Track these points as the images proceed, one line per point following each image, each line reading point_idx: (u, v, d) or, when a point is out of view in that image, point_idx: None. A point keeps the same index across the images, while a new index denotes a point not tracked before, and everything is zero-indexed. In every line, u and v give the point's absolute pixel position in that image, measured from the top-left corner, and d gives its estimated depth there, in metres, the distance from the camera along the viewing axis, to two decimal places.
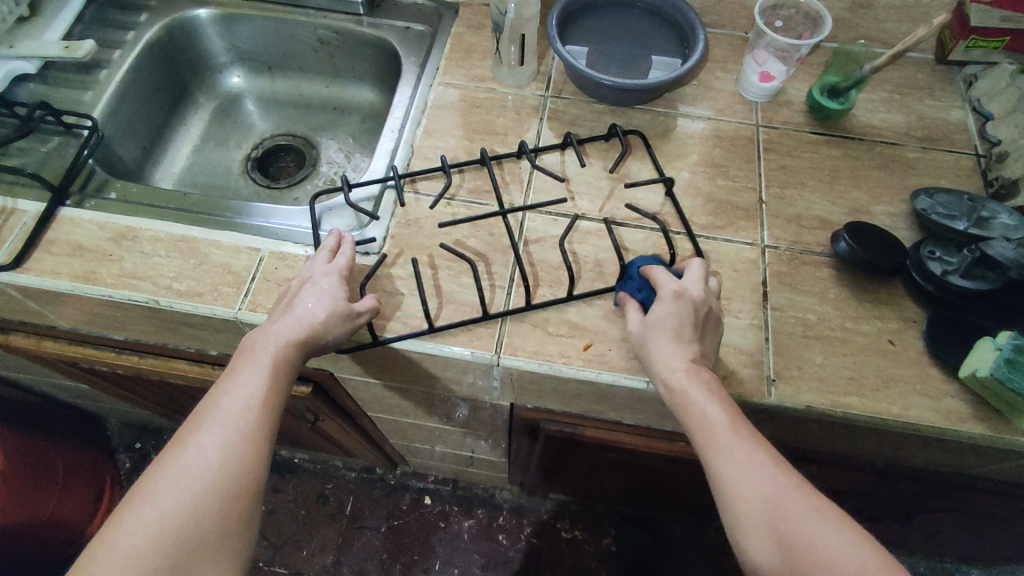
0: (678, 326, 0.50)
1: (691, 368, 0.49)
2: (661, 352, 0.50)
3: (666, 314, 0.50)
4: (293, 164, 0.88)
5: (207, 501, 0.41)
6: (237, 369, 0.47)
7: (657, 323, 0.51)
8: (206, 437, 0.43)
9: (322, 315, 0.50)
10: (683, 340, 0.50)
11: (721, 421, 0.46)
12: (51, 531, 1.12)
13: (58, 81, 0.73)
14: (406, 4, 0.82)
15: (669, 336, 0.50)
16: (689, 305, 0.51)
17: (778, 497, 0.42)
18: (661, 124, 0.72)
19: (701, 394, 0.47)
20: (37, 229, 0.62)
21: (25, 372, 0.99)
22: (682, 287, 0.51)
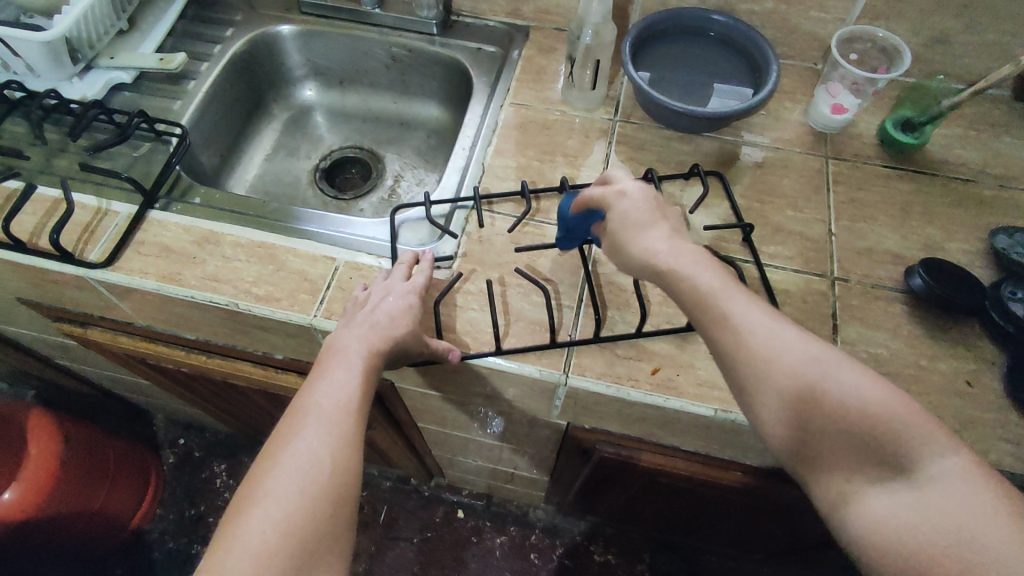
0: (638, 215, 0.49)
1: (678, 243, 0.47)
2: (638, 247, 0.47)
3: (626, 209, 0.49)
4: (359, 176, 0.90)
5: (322, 495, 0.42)
6: (329, 374, 0.49)
7: (626, 227, 0.49)
8: (310, 433, 0.45)
9: (405, 320, 0.53)
10: (654, 223, 0.48)
11: (715, 289, 0.44)
12: (99, 521, 1.16)
13: (150, 90, 0.77)
14: (478, 26, 0.85)
15: (641, 225, 0.48)
16: (643, 196, 0.50)
17: (820, 373, 0.40)
18: (728, 152, 0.72)
19: (706, 273, 0.44)
20: (128, 230, 0.65)
21: (89, 364, 1.02)
22: (624, 186, 0.51)
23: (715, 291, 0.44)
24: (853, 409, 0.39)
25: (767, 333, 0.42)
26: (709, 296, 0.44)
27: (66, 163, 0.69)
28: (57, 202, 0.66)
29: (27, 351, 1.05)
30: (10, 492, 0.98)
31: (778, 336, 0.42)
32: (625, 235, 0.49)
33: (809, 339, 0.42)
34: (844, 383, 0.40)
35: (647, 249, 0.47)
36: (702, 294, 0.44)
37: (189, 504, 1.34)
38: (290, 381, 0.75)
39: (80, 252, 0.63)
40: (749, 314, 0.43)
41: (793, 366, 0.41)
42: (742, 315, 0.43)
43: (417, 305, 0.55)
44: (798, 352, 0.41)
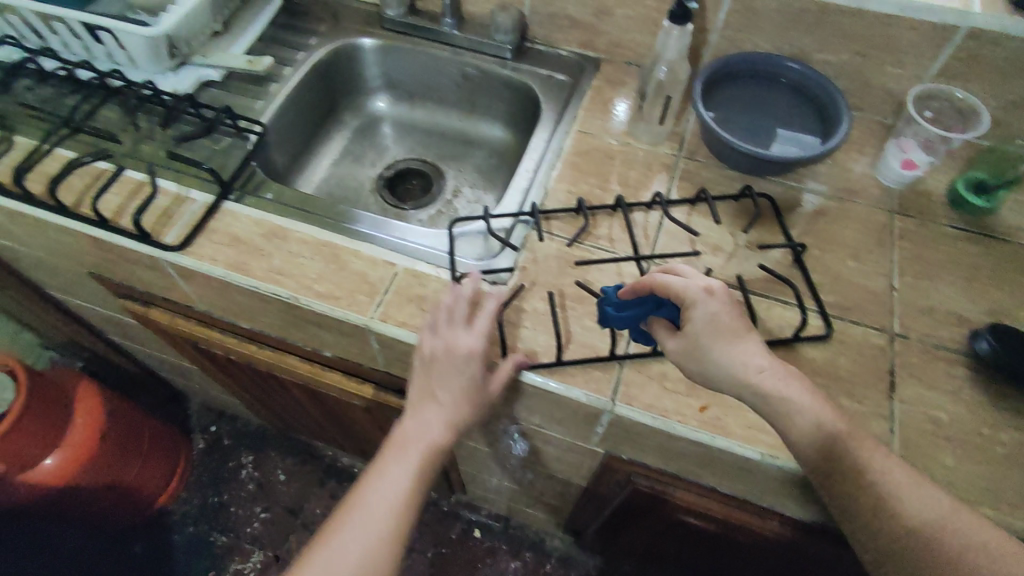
0: (728, 322, 0.50)
1: (769, 359, 0.50)
2: (729, 355, 0.50)
3: (714, 313, 0.50)
4: (419, 188, 0.93)
5: (374, 553, 0.55)
6: (396, 450, 0.59)
7: (705, 348, 0.50)
8: (380, 493, 0.58)
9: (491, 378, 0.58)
10: (737, 337, 0.50)
11: (806, 402, 0.50)
12: (128, 495, 1.19)
13: (235, 89, 0.81)
14: (550, 54, 0.87)
15: (728, 337, 0.50)
16: (727, 298, 0.51)
17: (884, 478, 0.48)
18: (791, 197, 0.72)
19: (792, 379, 0.50)
20: (204, 217, 0.68)
21: (140, 342, 1.06)
22: (709, 284, 0.51)
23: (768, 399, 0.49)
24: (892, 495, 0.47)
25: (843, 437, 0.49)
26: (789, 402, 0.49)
27: (153, 150, 0.73)
28: (141, 185, 0.70)
29: (83, 323, 1.10)
30: (51, 458, 1.01)
31: (852, 442, 0.49)
32: (711, 341, 0.50)
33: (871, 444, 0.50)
34: (896, 477, 0.48)
35: (734, 367, 0.49)
36: (795, 413, 0.49)
37: (213, 491, 1.36)
38: (334, 379, 0.77)
39: (157, 234, 0.67)
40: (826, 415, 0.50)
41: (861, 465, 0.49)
42: (826, 418, 0.50)
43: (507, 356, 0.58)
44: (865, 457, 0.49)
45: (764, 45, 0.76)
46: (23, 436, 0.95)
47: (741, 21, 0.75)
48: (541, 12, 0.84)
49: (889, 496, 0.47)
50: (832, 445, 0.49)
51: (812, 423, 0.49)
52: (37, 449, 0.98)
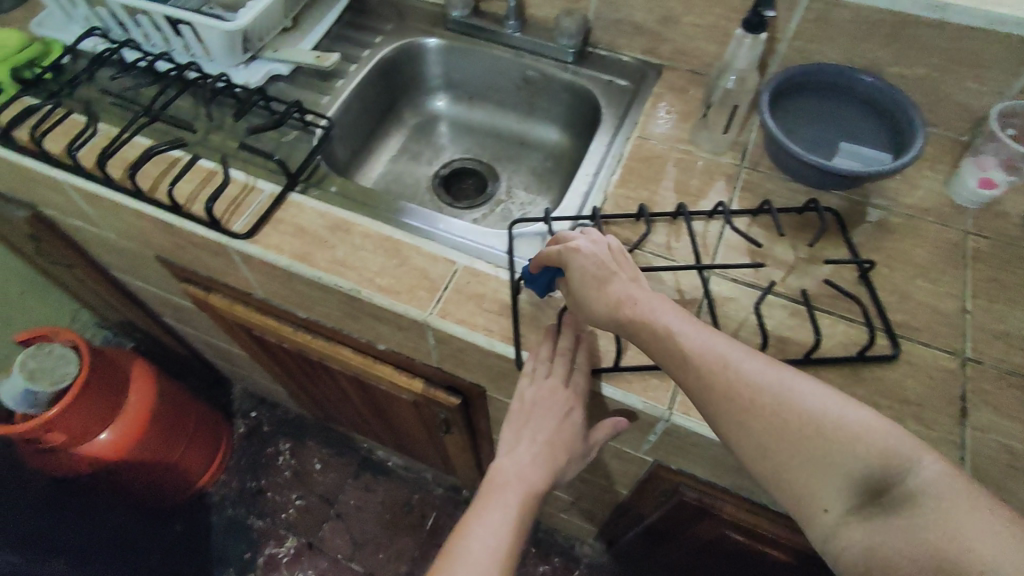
0: (597, 269, 0.53)
1: (646, 295, 0.52)
2: (600, 302, 0.52)
3: (581, 268, 0.53)
4: (473, 188, 0.94)
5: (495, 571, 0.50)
6: (502, 477, 0.58)
7: (581, 293, 0.53)
8: (492, 514, 0.55)
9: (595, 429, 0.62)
10: (605, 282, 0.53)
11: (704, 340, 0.48)
12: (173, 474, 1.23)
13: (303, 84, 0.83)
14: (612, 59, 0.87)
15: (598, 286, 0.53)
16: (593, 249, 0.54)
17: (797, 404, 0.44)
18: (858, 213, 0.71)
19: (671, 312, 0.50)
20: (271, 207, 0.70)
21: (194, 326, 1.10)
22: (576, 243, 0.54)
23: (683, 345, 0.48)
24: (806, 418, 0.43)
25: (756, 368, 0.46)
26: (707, 347, 0.48)
27: (225, 140, 0.75)
28: (212, 174, 0.72)
29: (140, 305, 1.14)
30: (107, 433, 1.05)
31: (752, 371, 0.46)
32: (587, 293, 0.53)
33: (764, 365, 0.46)
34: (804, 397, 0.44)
35: (608, 310, 0.52)
36: (716, 363, 0.47)
37: (251, 476, 1.39)
38: (385, 373, 0.78)
39: (227, 222, 0.69)
40: (737, 349, 0.48)
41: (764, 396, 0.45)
42: (726, 355, 0.47)
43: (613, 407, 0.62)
44: (764, 376, 0.46)
45: (836, 57, 0.75)
46: (83, 410, 0.99)
47: (814, 31, 0.73)
48: (606, 18, 0.84)
49: (803, 421, 0.43)
50: (725, 376, 0.46)
51: (711, 362, 0.47)
52: (94, 424, 1.02)
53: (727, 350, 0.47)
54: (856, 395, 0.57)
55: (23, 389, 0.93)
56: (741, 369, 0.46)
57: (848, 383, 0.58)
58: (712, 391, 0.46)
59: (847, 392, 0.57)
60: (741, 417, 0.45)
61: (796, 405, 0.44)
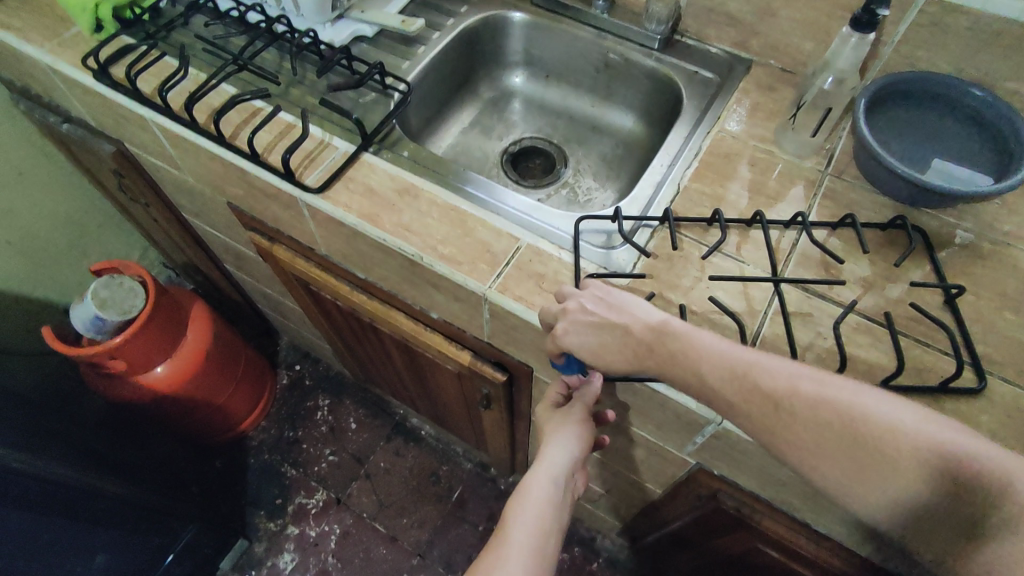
0: (602, 324, 0.54)
1: (663, 326, 0.51)
2: (620, 356, 0.53)
3: (580, 334, 0.54)
4: (540, 168, 0.93)
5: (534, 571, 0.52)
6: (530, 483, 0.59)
7: (593, 344, 0.54)
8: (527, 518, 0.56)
9: (583, 434, 0.64)
10: (615, 338, 0.53)
11: (742, 365, 0.46)
12: (219, 414, 1.28)
13: (385, 46, 0.84)
14: (699, 50, 0.84)
15: (605, 345, 0.54)
16: (590, 309, 0.54)
17: (858, 421, 0.41)
18: (949, 233, 0.66)
19: (699, 336, 0.49)
20: (344, 165, 0.70)
21: (254, 276, 1.13)
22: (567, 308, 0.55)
23: (727, 379, 0.47)
24: (870, 437, 0.41)
25: (806, 390, 0.44)
26: (756, 372, 0.46)
27: (306, 95, 0.77)
28: (291, 127, 0.73)
29: (205, 248, 1.18)
30: (163, 366, 1.10)
31: (799, 391, 0.44)
32: (599, 352, 0.54)
33: (807, 383, 0.44)
34: (856, 408, 0.42)
35: (628, 356, 0.53)
36: (757, 389, 0.45)
37: (289, 426, 1.44)
38: (434, 342, 0.79)
39: (301, 175, 0.70)
40: (783, 371, 0.45)
41: (818, 422, 0.42)
42: (772, 379, 0.45)
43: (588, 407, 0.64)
44: (810, 396, 0.43)
45: (946, 65, 0.70)
46: (146, 342, 1.04)
47: (924, 36, 0.69)
48: (699, 5, 0.81)
49: (866, 440, 0.41)
50: (776, 406, 0.44)
51: (755, 394, 0.45)
52: (153, 357, 1.07)
53: (774, 374, 0.45)
54: None
55: (93, 315, 0.97)
56: (787, 393, 0.44)
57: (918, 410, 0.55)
58: (765, 427, 0.45)
59: None
60: (806, 451, 0.43)
61: (859, 426, 0.41)
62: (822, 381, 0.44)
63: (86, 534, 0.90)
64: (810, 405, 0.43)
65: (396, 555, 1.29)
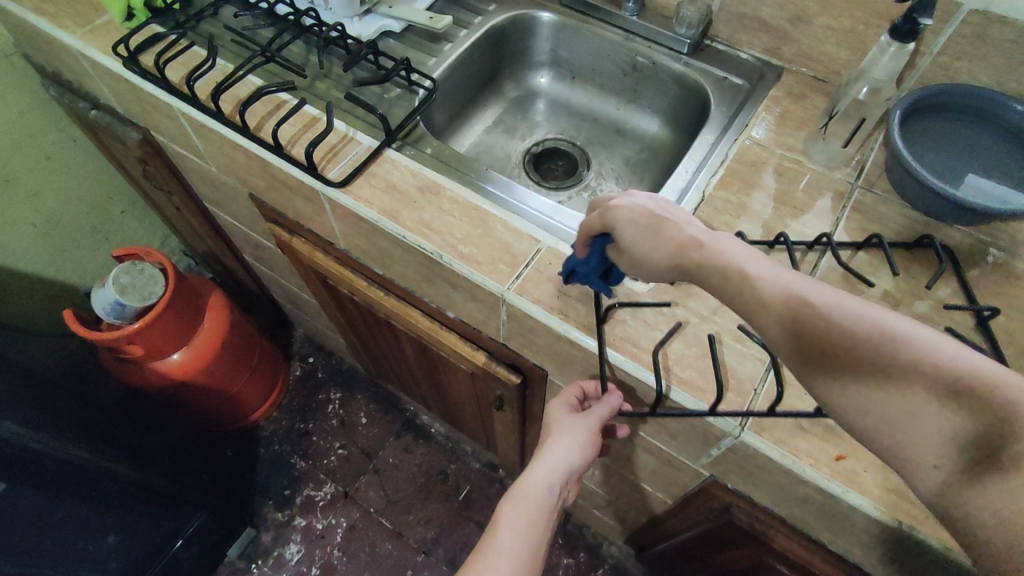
0: (643, 219, 0.46)
1: (704, 231, 0.44)
2: (654, 254, 0.45)
3: (626, 223, 0.47)
4: (562, 170, 0.92)
5: None
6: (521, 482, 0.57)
7: (629, 241, 0.47)
8: (513, 519, 0.54)
9: (591, 442, 0.61)
10: (653, 234, 0.46)
11: (771, 278, 0.40)
12: (232, 404, 1.29)
13: (412, 43, 0.83)
14: (729, 56, 0.83)
15: (640, 243, 0.46)
16: (633, 206, 0.47)
17: (892, 346, 0.36)
18: (982, 252, 0.65)
19: (735, 245, 0.43)
20: (367, 160, 0.70)
21: (272, 267, 1.14)
22: (613, 202, 0.48)
23: (757, 291, 0.40)
24: (901, 365, 0.35)
25: (837, 307, 0.38)
26: (795, 291, 0.39)
27: (331, 89, 0.76)
28: (315, 120, 0.73)
29: (226, 238, 1.19)
30: (179, 354, 1.11)
31: (825, 306, 0.38)
32: (634, 245, 0.46)
33: (839, 300, 0.38)
34: (891, 332, 0.36)
35: (663, 252, 0.45)
36: (781, 301, 0.39)
37: (301, 418, 1.44)
38: (449, 341, 0.78)
39: (324, 169, 0.70)
40: (811, 287, 0.39)
41: (840, 342, 0.37)
42: (799, 294, 0.39)
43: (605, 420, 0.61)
44: (837, 310, 0.37)
45: (985, 80, 0.68)
46: (163, 329, 1.05)
47: (964, 48, 0.67)
48: (732, 10, 0.80)
49: (896, 365, 0.35)
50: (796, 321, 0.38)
51: (776, 307, 0.39)
52: (169, 344, 1.08)
53: (813, 292, 0.39)
54: None
55: (113, 299, 0.98)
56: (814, 308, 0.38)
57: None
58: (783, 344, 0.39)
59: None
60: (822, 371, 0.38)
61: (890, 352, 0.36)
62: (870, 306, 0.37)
63: (97, 515, 0.91)
64: (851, 329, 0.37)
65: (401, 551, 1.29)
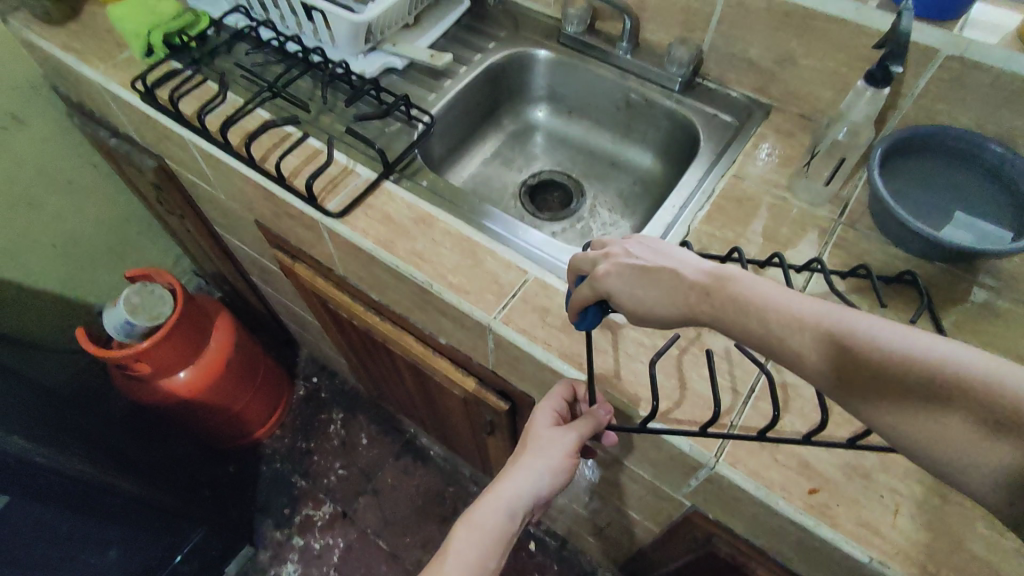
0: (641, 274, 0.47)
1: (705, 275, 0.44)
2: (659, 306, 0.46)
3: (618, 280, 0.48)
4: (557, 201, 0.95)
5: None
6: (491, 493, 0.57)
7: (631, 296, 0.48)
8: (475, 533, 0.55)
9: (564, 465, 0.60)
10: (653, 286, 0.46)
11: (792, 308, 0.39)
12: (235, 421, 1.31)
13: (414, 79, 0.87)
14: (720, 93, 0.86)
15: (640, 299, 0.47)
16: (630, 258, 0.49)
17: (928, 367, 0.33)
18: (962, 290, 0.66)
19: (744, 282, 0.42)
20: (365, 192, 0.73)
21: (278, 290, 1.17)
22: (612, 257, 0.50)
23: (791, 329, 0.39)
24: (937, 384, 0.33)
25: (863, 332, 0.36)
26: (829, 324, 0.38)
27: (334, 123, 0.80)
28: (318, 153, 0.77)
29: (234, 260, 1.23)
30: (186, 372, 1.14)
31: (848, 332, 0.37)
32: (635, 300, 0.47)
33: (862, 326, 0.36)
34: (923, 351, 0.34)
35: (671, 303, 0.45)
36: (803, 332, 0.38)
37: (302, 437, 1.46)
38: (441, 366, 0.80)
39: (323, 199, 0.73)
40: (835, 314, 0.38)
41: (869, 368, 0.36)
42: (821, 323, 0.38)
43: (582, 439, 0.59)
44: (860, 335, 0.36)
45: (965, 121, 0.70)
46: (171, 348, 1.08)
47: (944, 91, 0.69)
48: (721, 51, 0.82)
49: (930, 384, 0.33)
50: (821, 352, 0.38)
51: (799, 341, 0.38)
52: (177, 363, 1.11)
53: (836, 319, 0.37)
54: (922, 483, 0.54)
55: (123, 319, 1.02)
56: (837, 337, 0.37)
57: (915, 469, 0.55)
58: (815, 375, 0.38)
59: (910, 478, 0.54)
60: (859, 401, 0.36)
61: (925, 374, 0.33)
62: (912, 331, 0.35)
63: (98, 530, 0.93)
64: (882, 355, 0.35)
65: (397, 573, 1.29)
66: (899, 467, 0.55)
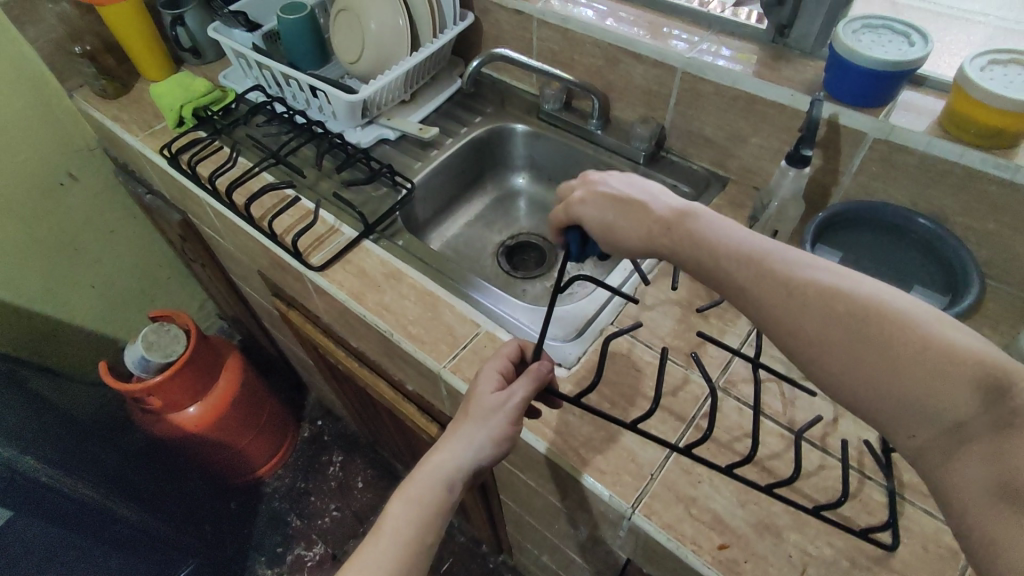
0: (617, 204, 0.55)
1: (670, 209, 0.52)
2: (627, 237, 0.54)
3: (592, 212, 0.56)
4: (533, 262, 1.02)
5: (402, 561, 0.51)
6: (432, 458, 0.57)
7: (604, 223, 0.56)
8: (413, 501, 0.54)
9: (507, 431, 0.59)
10: (624, 213, 0.54)
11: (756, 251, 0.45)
12: (239, 458, 1.40)
13: (404, 149, 0.97)
14: (681, 166, 0.92)
15: (612, 228, 0.55)
16: (605, 191, 0.56)
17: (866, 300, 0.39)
18: None
19: (716, 226, 0.48)
20: (345, 249, 0.82)
21: (283, 335, 1.27)
22: (590, 188, 0.57)
23: (747, 265, 0.45)
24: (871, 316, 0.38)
25: (814, 275, 0.42)
26: (772, 259, 0.44)
27: (327, 187, 0.90)
28: (309, 213, 0.87)
29: (248, 306, 1.33)
30: (196, 408, 1.24)
31: (801, 273, 0.42)
32: (608, 228, 0.55)
33: (811, 269, 0.42)
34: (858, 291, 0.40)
35: (641, 236, 0.53)
36: (760, 268, 0.44)
37: (303, 477, 1.52)
38: (409, 411, 0.86)
39: (308, 254, 0.82)
40: (795, 258, 0.43)
41: (818, 299, 0.40)
42: (780, 263, 0.43)
43: (526, 393, 0.60)
44: (809, 272, 0.42)
45: (900, 198, 0.74)
46: (182, 384, 1.19)
47: (877, 170, 0.74)
48: (680, 129, 0.90)
49: (864, 312, 0.39)
50: (775, 285, 0.43)
51: (755, 276, 0.44)
52: (187, 398, 1.22)
53: (793, 260, 0.43)
54: (831, 545, 0.56)
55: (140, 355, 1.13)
56: (790, 274, 0.42)
57: (826, 530, 0.57)
58: (765, 309, 0.43)
59: (820, 538, 0.56)
60: (798, 333, 0.41)
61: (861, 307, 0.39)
62: (844, 271, 0.42)
63: (108, 554, 0.97)
64: (827, 288, 0.41)
65: None
66: (810, 528, 0.57)
